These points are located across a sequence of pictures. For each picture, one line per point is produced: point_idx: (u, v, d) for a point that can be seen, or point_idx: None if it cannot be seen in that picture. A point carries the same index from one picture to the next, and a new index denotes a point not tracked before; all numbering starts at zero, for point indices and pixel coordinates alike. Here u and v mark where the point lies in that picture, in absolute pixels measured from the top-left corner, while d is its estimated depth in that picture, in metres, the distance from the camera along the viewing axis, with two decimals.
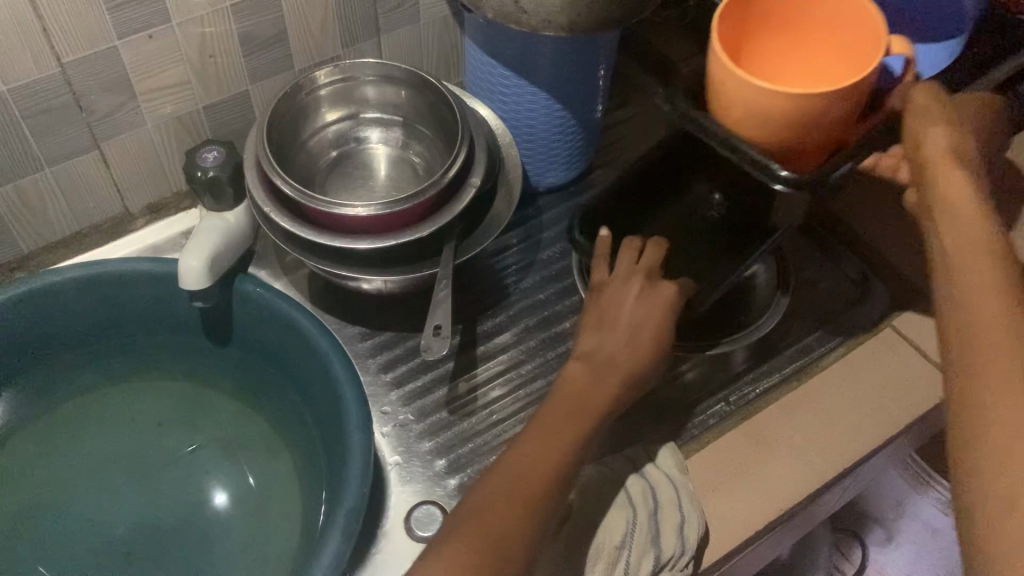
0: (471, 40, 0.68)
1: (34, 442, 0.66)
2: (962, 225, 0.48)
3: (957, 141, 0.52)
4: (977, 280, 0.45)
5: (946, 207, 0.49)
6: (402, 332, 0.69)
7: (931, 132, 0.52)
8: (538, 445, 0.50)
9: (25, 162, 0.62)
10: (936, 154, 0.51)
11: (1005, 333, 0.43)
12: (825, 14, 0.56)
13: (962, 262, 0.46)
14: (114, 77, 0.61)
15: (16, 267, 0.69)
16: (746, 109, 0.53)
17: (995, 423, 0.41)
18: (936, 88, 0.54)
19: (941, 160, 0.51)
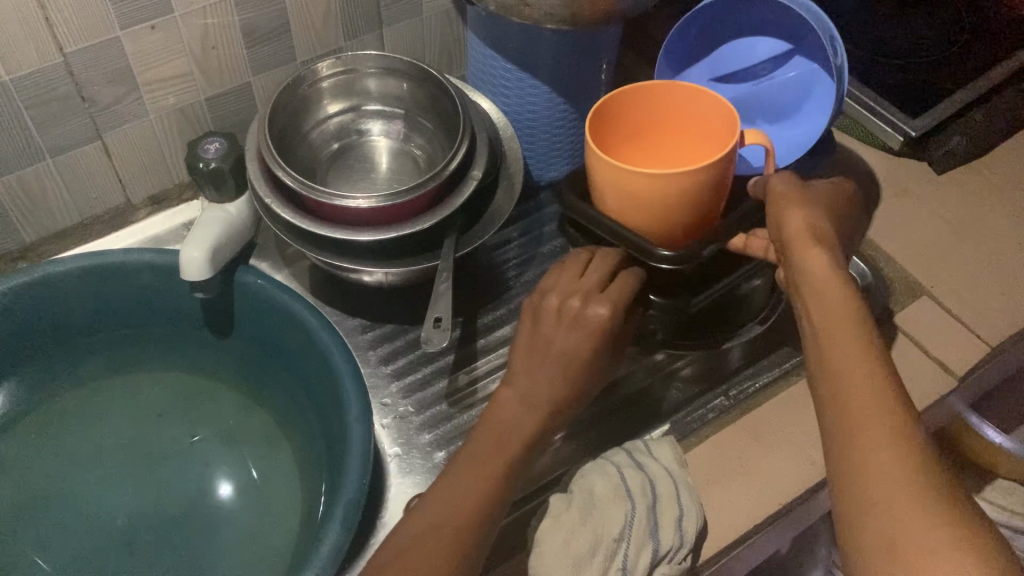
0: (473, 34, 0.68)
1: (35, 431, 0.66)
2: (825, 302, 0.50)
3: (818, 221, 0.53)
4: (844, 356, 0.47)
5: (808, 281, 0.51)
6: (402, 325, 0.69)
7: (789, 218, 0.53)
8: (478, 458, 0.49)
9: (29, 151, 0.62)
10: (795, 235, 0.53)
11: (879, 400, 0.45)
12: (684, 104, 0.60)
13: (829, 337, 0.48)
14: (116, 67, 0.61)
15: (19, 257, 0.69)
16: (619, 191, 0.56)
17: (882, 482, 0.42)
18: (794, 178, 0.57)
19: (802, 244, 0.52)
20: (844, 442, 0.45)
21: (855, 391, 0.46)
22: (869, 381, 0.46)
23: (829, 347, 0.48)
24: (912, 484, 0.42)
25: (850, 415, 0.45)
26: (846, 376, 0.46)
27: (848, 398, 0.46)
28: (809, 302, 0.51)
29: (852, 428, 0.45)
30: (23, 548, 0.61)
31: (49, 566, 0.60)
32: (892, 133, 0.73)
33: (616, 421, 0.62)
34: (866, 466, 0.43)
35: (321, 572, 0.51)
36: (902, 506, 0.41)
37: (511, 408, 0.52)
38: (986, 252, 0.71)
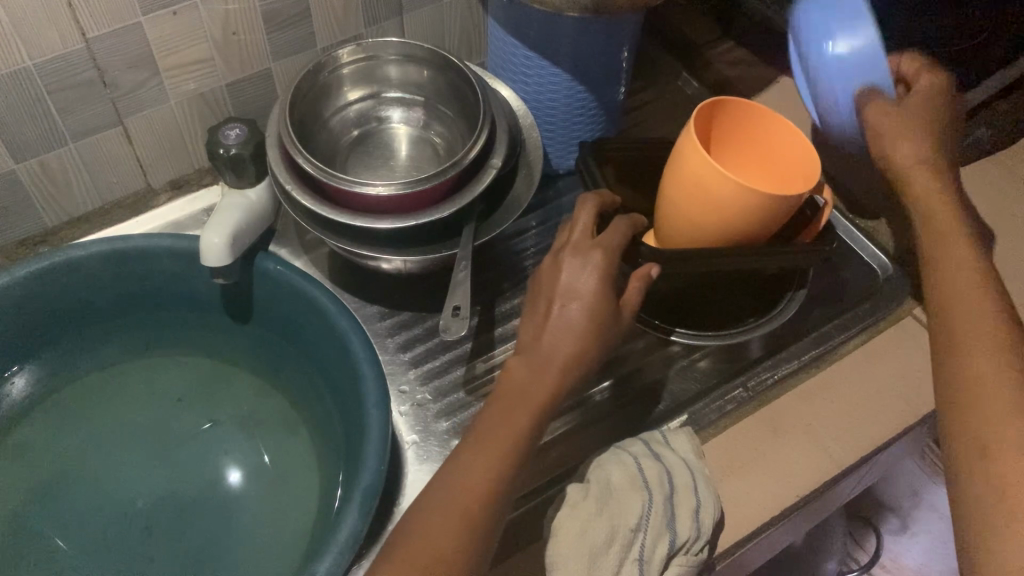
0: (494, 20, 0.68)
1: (57, 414, 0.67)
2: (946, 273, 0.51)
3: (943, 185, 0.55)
4: (956, 306, 0.49)
5: (936, 255, 0.53)
6: (418, 314, 0.69)
7: (921, 179, 0.55)
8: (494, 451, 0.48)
9: (51, 136, 0.63)
10: (942, 222, 0.53)
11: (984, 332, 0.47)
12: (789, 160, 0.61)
13: (956, 296, 0.50)
14: (138, 53, 0.61)
15: (41, 242, 0.70)
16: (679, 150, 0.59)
17: (997, 404, 0.44)
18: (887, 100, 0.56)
19: (935, 225, 0.54)
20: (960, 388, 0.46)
21: (975, 343, 0.47)
22: (988, 332, 0.47)
23: (952, 306, 0.49)
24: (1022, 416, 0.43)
25: (967, 361, 0.47)
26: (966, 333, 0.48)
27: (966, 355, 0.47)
28: (930, 269, 0.52)
29: (965, 376, 0.46)
30: (44, 529, 0.62)
31: (69, 547, 0.61)
32: None
33: (633, 412, 0.62)
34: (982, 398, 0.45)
35: (337, 559, 0.51)
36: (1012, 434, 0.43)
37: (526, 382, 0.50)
38: (1011, 246, 0.70)
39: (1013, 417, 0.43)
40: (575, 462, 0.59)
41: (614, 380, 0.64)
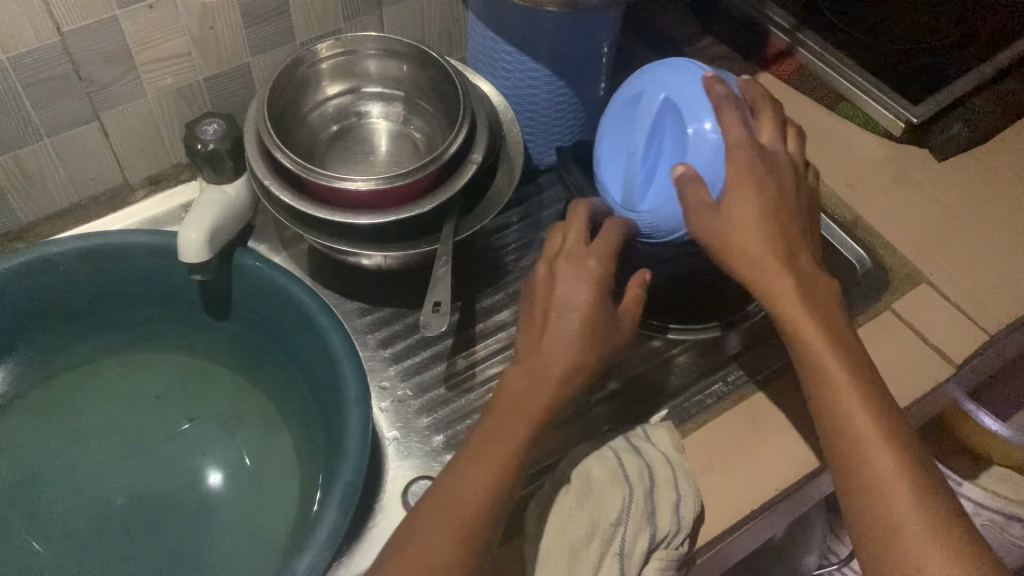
0: (473, 15, 0.67)
1: (34, 411, 0.66)
2: (826, 364, 0.50)
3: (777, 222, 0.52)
4: (837, 382, 0.50)
5: (822, 376, 0.50)
6: (398, 309, 0.69)
7: (770, 274, 0.51)
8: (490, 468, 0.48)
9: (25, 131, 0.62)
10: (798, 320, 0.51)
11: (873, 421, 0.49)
12: None
13: (849, 432, 0.49)
14: (113, 47, 0.61)
15: (16, 238, 0.69)
16: None
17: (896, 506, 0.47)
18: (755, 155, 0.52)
19: (812, 332, 0.51)
20: (884, 545, 0.46)
21: (866, 433, 0.49)
22: (889, 456, 0.48)
23: (855, 449, 0.49)
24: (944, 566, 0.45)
25: (875, 494, 0.47)
26: (852, 425, 0.49)
27: (879, 506, 0.47)
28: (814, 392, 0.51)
29: (884, 538, 0.47)
30: (20, 529, 0.61)
31: (47, 546, 0.61)
32: (895, 120, 0.73)
33: (614, 407, 0.63)
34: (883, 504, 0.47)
35: (317, 556, 0.51)
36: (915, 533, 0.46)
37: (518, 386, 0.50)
38: (987, 240, 0.70)
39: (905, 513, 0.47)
40: (556, 458, 0.59)
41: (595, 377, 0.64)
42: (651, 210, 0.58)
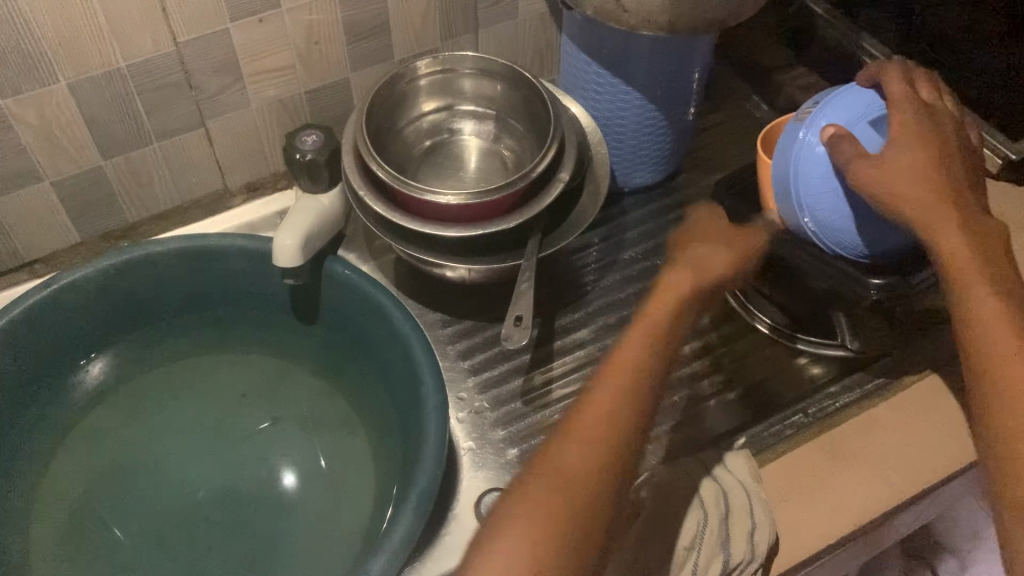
0: (568, 38, 0.69)
1: (128, 402, 0.70)
2: (980, 319, 0.49)
3: (929, 182, 0.51)
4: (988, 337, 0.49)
5: (979, 308, 0.50)
6: (477, 321, 0.70)
7: (934, 220, 0.51)
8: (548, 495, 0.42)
9: (137, 135, 0.65)
10: (957, 254, 0.50)
11: None
12: None
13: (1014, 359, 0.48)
14: (225, 57, 0.64)
15: (121, 236, 0.72)
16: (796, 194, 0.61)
17: None
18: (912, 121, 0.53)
19: (967, 266, 0.50)
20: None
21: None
22: None
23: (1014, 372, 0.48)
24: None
25: None
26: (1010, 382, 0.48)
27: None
28: (964, 327, 0.50)
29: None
30: (109, 514, 0.64)
31: (132, 533, 0.63)
32: (991, 154, 0.72)
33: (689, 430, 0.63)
34: None
35: (391, 559, 0.52)
36: None
37: (663, 324, 0.50)
38: None
39: None
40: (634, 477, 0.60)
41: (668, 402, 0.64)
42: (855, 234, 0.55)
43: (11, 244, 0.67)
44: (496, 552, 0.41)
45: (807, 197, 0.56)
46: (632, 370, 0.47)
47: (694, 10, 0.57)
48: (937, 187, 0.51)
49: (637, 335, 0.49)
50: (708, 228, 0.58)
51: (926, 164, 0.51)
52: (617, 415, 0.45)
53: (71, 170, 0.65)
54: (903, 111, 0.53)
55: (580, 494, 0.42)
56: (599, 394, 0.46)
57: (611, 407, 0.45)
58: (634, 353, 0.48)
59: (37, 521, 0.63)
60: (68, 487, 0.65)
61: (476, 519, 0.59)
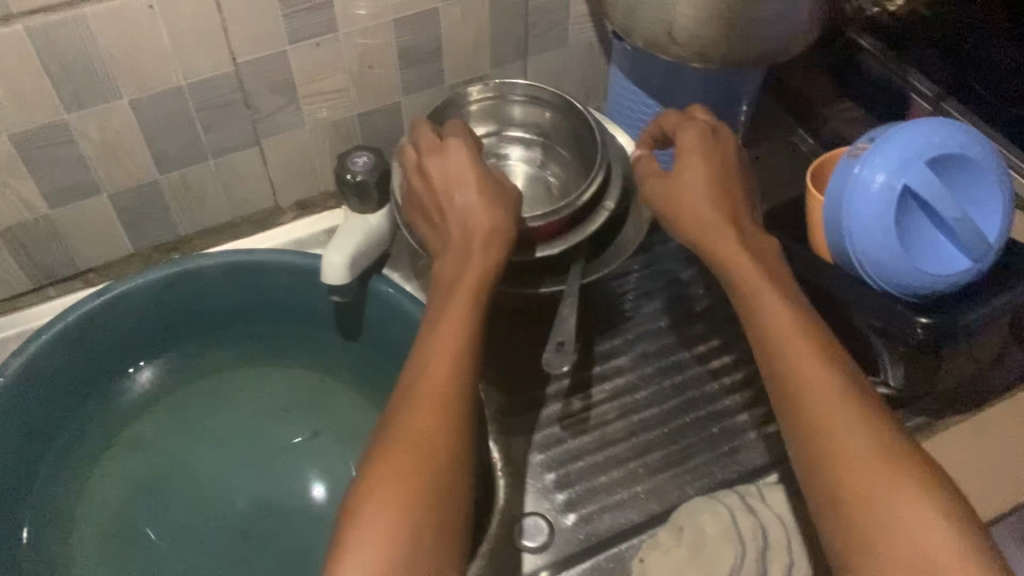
0: (616, 67, 0.69)
1: (172, 411, 0.71)
2: (785, 330, 0.48)
3: (713, 196, 0.54)
4: (798, 351, 0.47)
5: (768, 314, 0.49)
6: (515, 343, 0.70)
7: (713, 237, 0.53)
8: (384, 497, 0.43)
9: (194, 153, 0.67)
10: (741, 270, 0.51)
11: (823, 373, 0.46)
12: None
13: (783, 358, 0.47)
14: (282, 79, 0.66)
15: (174, 249, 0.75)
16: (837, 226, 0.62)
17: (852, 447, 0.44)
18: (706, 136, 0.56)
19: (748, 272, 0.51)
20: (812, 459, 0.45)
21: (813, 387, 0.46)
22: (842, 400, 0.45)
23: (784, 366, 0.47)
24: (913, 484, 0.42)
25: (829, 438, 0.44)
26: (809, 382, 0.46)
27: (826, 439, 0.44)
28: (759, 332, 0.49)
29: (841, 451, 0.44)
30: (149, 521, 0.65)
31: (172, 542, 0.64)
32: None
33: (725, 463, 0.63)
34: (832, 441, 0.44)
35: None
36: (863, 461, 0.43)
37: (481, 277, 0.52)
38: None
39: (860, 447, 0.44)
40: (670, 507, 0.60)
41: (704, 433, 0.64)
42: (901, 275, 0.56)
43: (68, 253, 0.70)
44: (363, 539, 0.42)
45: (857, 232, 0.57)
46: (462, 329, 0.50)
47: (746, 44, 0.57)
48: (722, 213, 0.53)
49: (458, 296, 0.51)
50: (458, 170, 0.57)
51: (703, 180, 0.54)
52: (453, 383, 0.48)
53: (129, 184, 0.67)
54: (696, 135, 0.56)
55: (434, 466, 0.45)
56: (433, 365, 0.48)
57: (449, 375, 0.48)
58: (462, 312, 0.50)
59: (80, 525, 0.65)
60: (111, 493, 0.66)
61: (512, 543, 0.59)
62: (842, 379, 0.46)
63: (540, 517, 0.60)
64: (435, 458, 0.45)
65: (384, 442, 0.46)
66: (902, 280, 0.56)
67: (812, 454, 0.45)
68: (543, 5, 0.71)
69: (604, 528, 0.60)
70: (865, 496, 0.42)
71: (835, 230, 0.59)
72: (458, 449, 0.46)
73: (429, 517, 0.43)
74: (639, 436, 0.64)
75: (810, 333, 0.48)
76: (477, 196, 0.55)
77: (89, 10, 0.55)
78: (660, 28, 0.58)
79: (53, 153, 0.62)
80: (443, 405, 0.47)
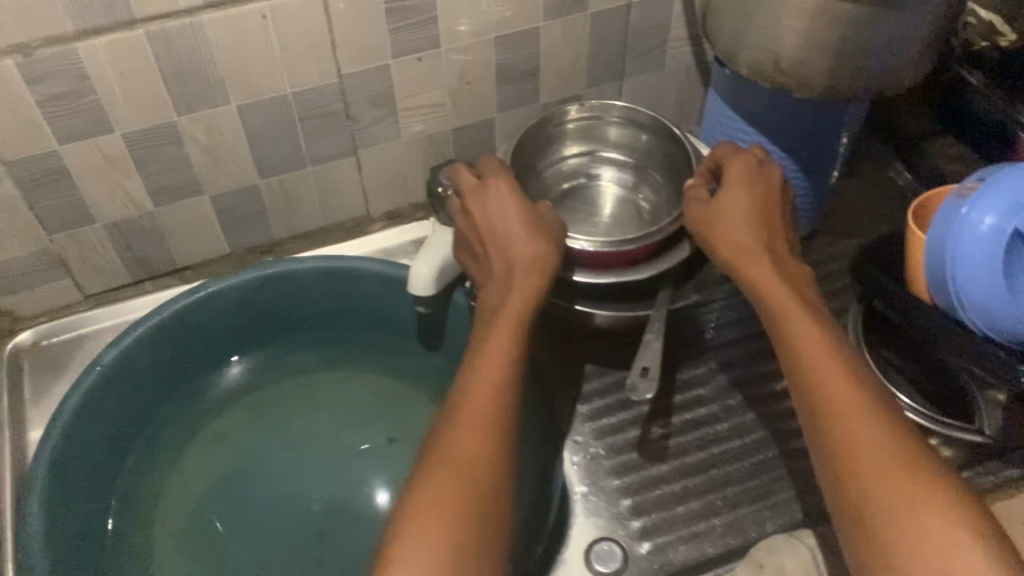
0: (716, 93, 0.69)
1: (257, 408, 0.73)
2: (813, 351, 0.49)
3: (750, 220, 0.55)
4: (826, 372, 0.48)
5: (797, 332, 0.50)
6: (597, 364, 0.70)
7: (749, 259, 0.54)
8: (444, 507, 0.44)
9: (293, 160, 0.69)
10: (773, 291, 0.52)
11: (850, 394, 0.47)
12: None
13: (812, 377, 0.48)
14: (382, 92, 0.67)
15: (266, 251, 0.77)
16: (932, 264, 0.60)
17: (879, 467, 0.44)
18: (750, 163, 0.58)
19: (780, 294, 0.51)
20: (835, 478, 0.45)
21: (841, 408, 0.46)
22: (870, 420, 0.46)
23: (812, 386, 0.48)
24: (943, 504, 0.42)
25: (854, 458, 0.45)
26: (837, 402, 0.46)
27: (852, 459, 0.45)
28: (788, 353, 0.50)
29: (866, 470, 0.44)
30: (228, 515, 0.67)
31: (249, 538, 0.65)
32: None
33: (806, 502, 0.61)
34: (857, 460, 0.45)
35: None
36: (890, 481, 0.44)
37: (525, 303, 0.53)
38: None
39: (885, 467, 0.44)
40: (748, 543, 0.59)
41: (786, 470, 0.63)
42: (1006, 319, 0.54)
43: (168, 250, 0.72)
44: (410, 547, 0.43)
45: (962, 276, 0.55)
46: (505, 357, 0.50)
47: (854, 76, 0.56)
48: (757, 236, 0.54)
49: (502, 322, 0.52)
50: (501, 203, 0.58)
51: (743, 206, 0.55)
52: (497, 411, 0.48)
53: (230, 186, 0.69)
54: (739, 163, 0.58)
55: (480, 486, 0.45)
56: (474, 390, 0.49)
57: (491, 400, 0.48)
58: (505, 336, 0.51)
59: (161, 515, 0.66)
60: (193, 486, 0.68)
61: (585, 567, 0.59)
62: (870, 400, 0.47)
63: (613, 543, 0.60)
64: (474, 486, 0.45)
65: (428, 465, 0.46)
66: (1007, 326, 0.54)
67: (839, 473, 0.45)
68: (643, 29, 0.71)
69: (680, 559, 0.59)
70: (895, 515, 0.43)
71: (935, 269, 0.57)
72: (494, 464, 0.46)
73: (466, 541, 0.43)
74: (719, 468, 0.63)
75: (840, 355, 0.48)
76: (524, 229, 0.56)
77: (207, 17, 0.57)
78: (766, 56, 0.58)
79: (162, 154, 0.64)
80: (489, 432, 0.47)
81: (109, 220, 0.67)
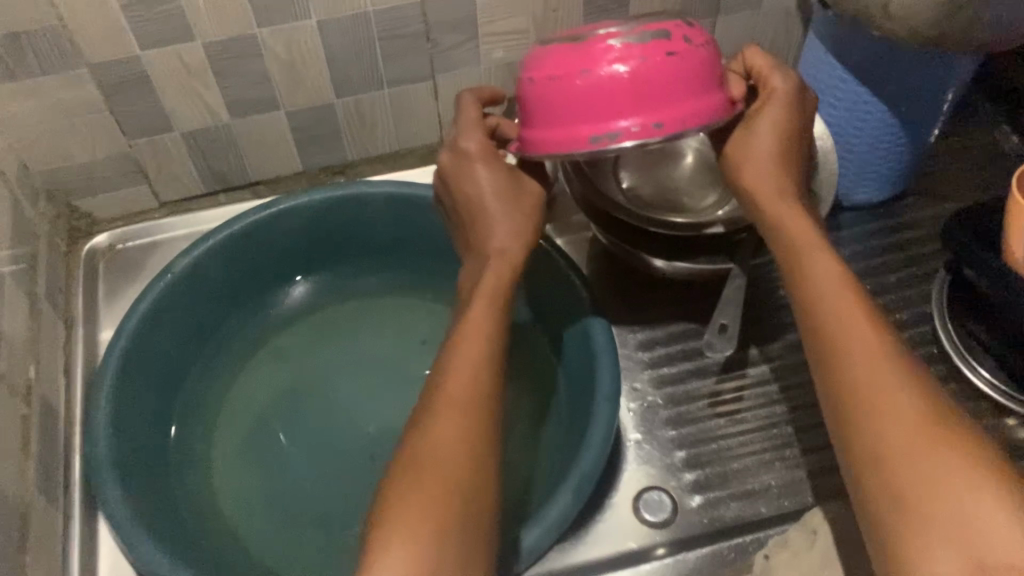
0: (814, 37, 0.65)
1: (319, 326, 0.74)
2: (835, 296, 0.45)
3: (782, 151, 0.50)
4: (847, 320, 0.44)
5: (815, 275, 0.46)
6: (665, 314, 0.68)
7: (776, 200, 0.49)
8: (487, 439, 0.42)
9: (370, 81, 0.68)
10: (800, 236, 0.48)
11: (874, 339, 0.43)
12: None
13: (835, 334, 0.43)
14: (465, 15, 0.65)
15: (338, 172, 0.77)
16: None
17: (897, 405, 0.40)
18: (777, 75, 0.51)
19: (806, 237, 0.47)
20: (849, 423, 0.41)
21: (863, 353, 0.42)
22: (890, 366, 0.41)
23: (835, 339, 0.43)
24: (962, 444, 0.38)
25: (872, 404, 0.41)
26: (857, 348, 0.42)
27: (868, 401, 0.41)
28: (811, 302, 0.45)
29: (885, 411, 0.40)
30: (286, 427, 0.68)
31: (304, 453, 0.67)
32: None
33: None
34: (876, 407, 0.40)
35: (544, 533, 0.52)
36: (906, 420, 0.40)
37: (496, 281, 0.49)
38: None
39: (902, 405, 0.40)
40: (803, 507, 0.58)
41: None
42: None
43: (241, 164, 0.72)
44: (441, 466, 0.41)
45: None
46: (484, 341, 0.47)
47: (967, 29, 0.52)
48: (785, 175, 0.50)
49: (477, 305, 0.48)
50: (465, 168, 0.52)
51: (776, 131, 0.50)
52: (481, 378, 0.45)
53: (306, 103, 0.68)
54: (773, 80, 0.51)
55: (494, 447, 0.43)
56: (457, 361, 0.46)
57: (482, 356, 0.46)
58: (483, 321, 0.47)
59: (219, 423, 0.68)
60: (254, 396, 0.69)
61: (634, 517, 0.58)
62: (898, 356, 0.42)
63: (664, 493, 0.59)
64: (467, 439, 0.43)
65: (441, 403, 0.44)
66: None
67: (851, 416, 0.41)
68: None
69: (730, 516, 0.58)
70: (909, 454, 0.39)
71: None
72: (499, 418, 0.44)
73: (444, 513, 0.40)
74: (781, 429, 0.61)
75: (865, 301, 0.44)
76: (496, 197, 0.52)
77: None
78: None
79: (241, 65, 0.63)
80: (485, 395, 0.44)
81: (185, 129, 0.67)
